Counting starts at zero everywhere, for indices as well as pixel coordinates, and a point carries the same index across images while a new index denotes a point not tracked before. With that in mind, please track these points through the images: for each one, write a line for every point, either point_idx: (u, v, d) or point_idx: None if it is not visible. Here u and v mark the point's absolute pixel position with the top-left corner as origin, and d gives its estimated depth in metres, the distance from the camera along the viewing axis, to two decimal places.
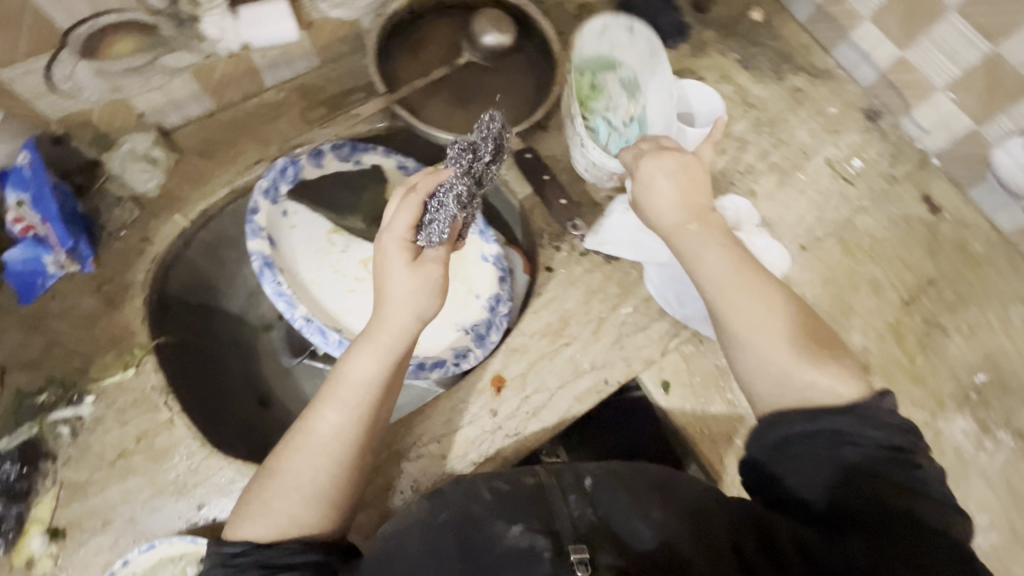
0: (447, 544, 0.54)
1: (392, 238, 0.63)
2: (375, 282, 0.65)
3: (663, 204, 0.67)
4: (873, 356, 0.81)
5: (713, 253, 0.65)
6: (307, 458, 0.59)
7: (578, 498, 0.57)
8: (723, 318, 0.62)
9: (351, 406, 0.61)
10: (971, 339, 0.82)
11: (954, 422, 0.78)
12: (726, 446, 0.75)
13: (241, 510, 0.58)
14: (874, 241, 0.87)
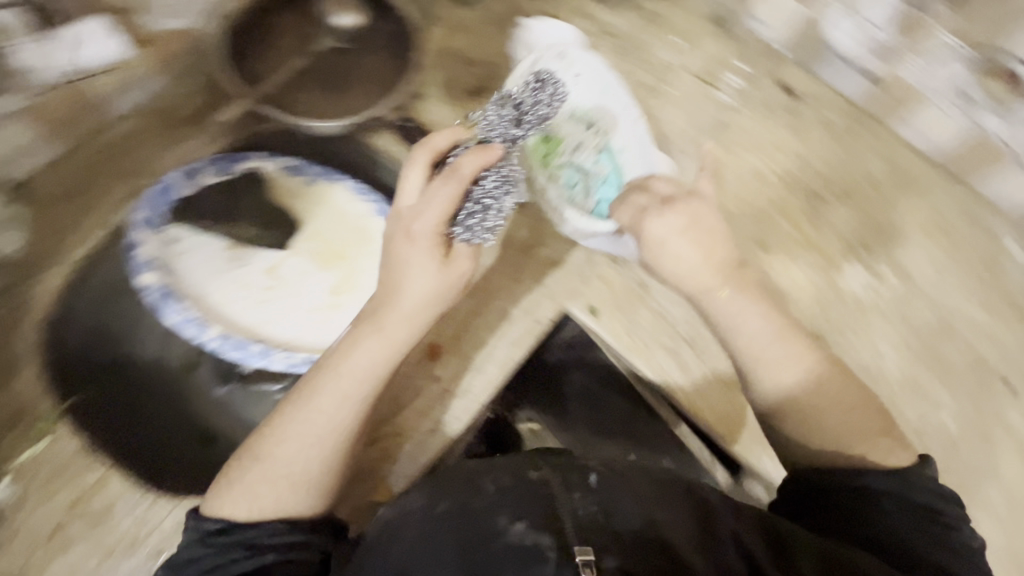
0: (442, 538, 0.52)
1: (417, 229, 0.62)
2: (389, 265, 0.64)
3: (689, 265, 0.68)
4: (767, 236, 0.89)
5: (753, 324, 0.67)
6: (301, 445, 0.60)
7: (591, 496, 0.53)
8: (774, 380, 0.66)
9: (355, 399, 0.61)
10: (844, 198, 0.91)
11: (846, 274, 0.87)
12: (656, 348, 0.81)
13: (223, 493, 0.59)
14: (745, 135, 0.94)
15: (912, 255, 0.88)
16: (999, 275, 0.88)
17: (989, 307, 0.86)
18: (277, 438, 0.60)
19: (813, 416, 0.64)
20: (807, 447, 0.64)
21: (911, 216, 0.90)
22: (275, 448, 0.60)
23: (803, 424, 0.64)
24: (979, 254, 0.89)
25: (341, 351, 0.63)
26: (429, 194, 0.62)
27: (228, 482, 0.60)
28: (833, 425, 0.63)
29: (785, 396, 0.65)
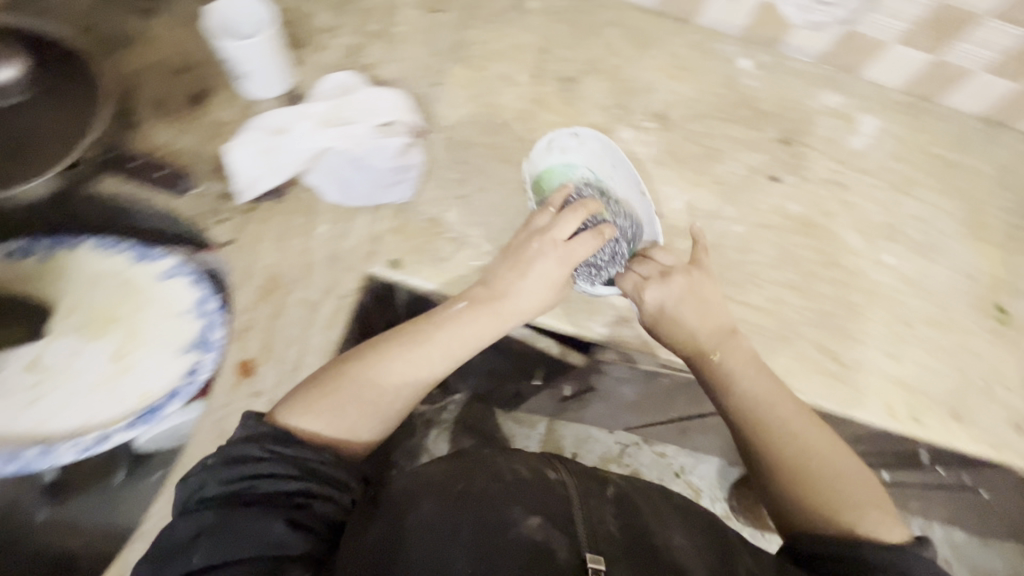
0: (466, 516, 0.63)
1: (542, 256, 0.73)
2: (508, 258, 0.75)
3: (684, 330, 0.78)
4: (537, 131, 0.90)
5: (757, 382, 0.76)
6: (397, 383, 0.70)
7: (608, 503, 0.70)
8: (779, 441, 0.73)
9: (454, 356, 0.73)
10: (592, 74, 0.96)
11: (616, 137, 0.92)
12: (469, 272, 0.78)
13: (306, 404, 0.67)
14: (485, 47, 0.95)
15: (662, 103, 0.96)
16: (736, 90, 1.00)
17: (737, 119, 0.97)
18: (377, 368, 0.70)
19: (801, 465, 0.72)
20: (791, 499, 0.72)
21: (652, 68, 0.99)
22: (370, 378, 0.70)
23: (799, 487, 0.71)
24: (717, 80, 1.00)
25: (450, 324, 0.73)
26: (558, 246, 0.74)
27: (315, 396, 0.68)
28: (826, 487, 0.71)
29: (791, 453, 0.73)
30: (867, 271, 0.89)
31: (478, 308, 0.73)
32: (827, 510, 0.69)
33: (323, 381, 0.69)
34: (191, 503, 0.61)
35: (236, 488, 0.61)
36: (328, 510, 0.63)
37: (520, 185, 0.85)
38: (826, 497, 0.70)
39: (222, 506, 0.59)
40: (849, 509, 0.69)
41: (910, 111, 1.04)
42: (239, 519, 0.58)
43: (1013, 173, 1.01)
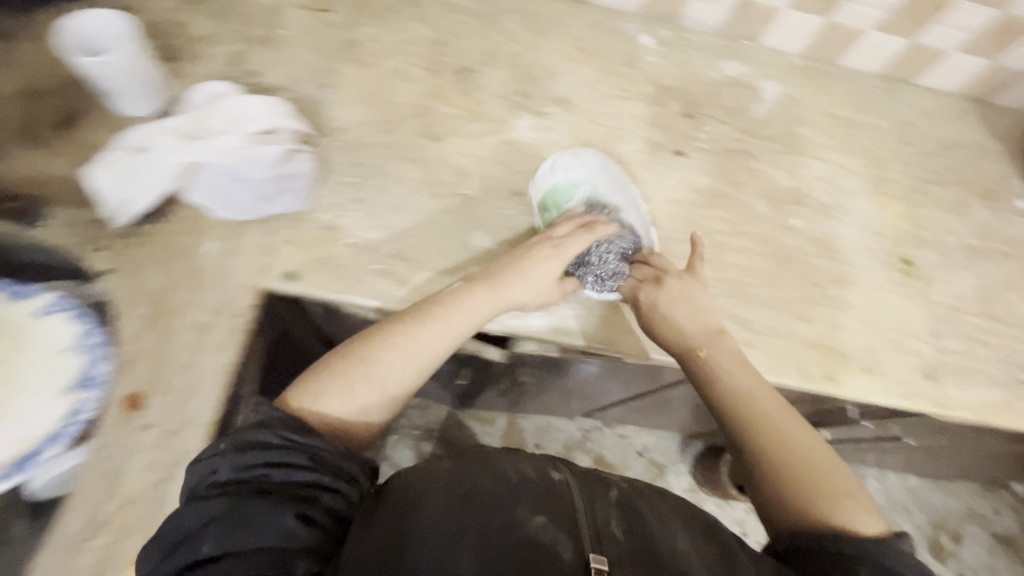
0: (468, 514, 0.57)
1: (540, 243, 0.78)
2: (508, 256, 0.78)
3: (681, 319, 0.77)
4: (435, 126, 0.88)
5: (744, 378, 0.73)
6: (406, 361, 0.69)
7: (615, 506, 0.63)
8: (768, 438, 0.69)
9: (461, 333, 0.73)
10: (490, 62, 0.94)
11: (517, 125, 0.90)
12: (370, 277, 0.76)
13: (309, 387, 0.67)
14: (376, 43, 0.92)
15: (564, 86, 0.95)
16: (638, 68, 0.99)
17: (640, 96, 0.97)
18: (376, 350, 0.69)
19: (793, 454, 0.67)
20: (773, 494, 0.65)
21: (553, 52, 0.98)
22: (371, 360, 0.69)
23: (792, 475, 0.66)
24: (618, 58, 0.99)
25: (448, 306, 0.73)
26: (560, 238, 0.79)
27: (320, 380, 0.68)
28: (811, 482, 0.65)
29: (775, 441, 0.68)
30: (775, 236, 0.90)
31: (476, 286, 0.75)
32: (812, 501, 0.63)
33: (336, 367, 0.68)
34: (197, 489, 0.57)
35: (245, 477, 0.57)
36: (335, 505, 0.59)
37: (419, 183, 0.83)
38: (810, 482, 0.65)
39: (231, 493, 0.55)
40: (830, 500, 0.63)
41: (811, 75, 1.05)
42: (246, 505, 0.54)
43: (910, 128, 1.05)
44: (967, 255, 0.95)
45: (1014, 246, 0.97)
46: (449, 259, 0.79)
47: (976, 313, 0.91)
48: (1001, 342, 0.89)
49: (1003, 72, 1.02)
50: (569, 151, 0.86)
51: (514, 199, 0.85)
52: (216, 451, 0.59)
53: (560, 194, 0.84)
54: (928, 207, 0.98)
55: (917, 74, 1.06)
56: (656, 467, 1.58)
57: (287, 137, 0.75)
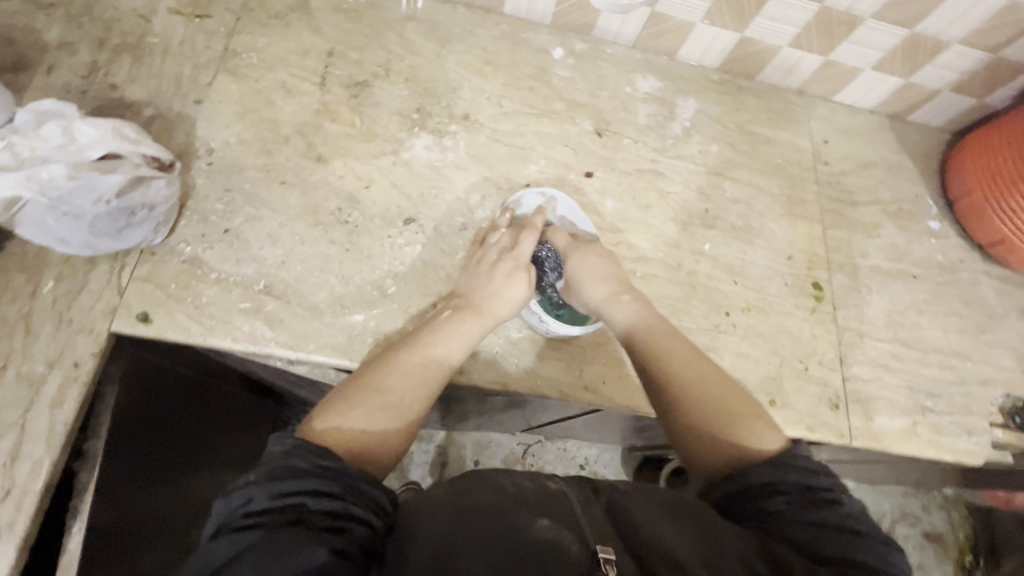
0: (476, 523, 0.52)
1: (504, 258, 0.75)
2: (472, 272, 0.75)
3: (582, 270, 0.78)
4: (321, 146, 0.81)
5: (643, 322, 0.74)
6: (411, 381, 0.65)
7: (604, 511, 0.55)
8: (681, 377, 0.69)
9: (457, 352, 0.69)
10: (386, 75, 0.88)
11: (414, 144, 0.84)
12: (235, 317, 0.69)
13: (339, 414, 0.60)
14: (260, 52, 0.85)
15: (468, 102, 0.89)
16: (548, 83, 0.94)
17: (549, 113, 0.92)
18: (393, 373, 0.65)
19: (690, 396, 0.68)
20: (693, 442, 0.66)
21: (457, 64, 0.92)
22: (390, 381, 0.64)
23: (684, 410, 0.67)
24: (528, 72, 0.94)
25: (442, 327, 0.69)
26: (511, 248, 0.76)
27: (346, 406, 0.61)
28: (716, 407, 0.66)
29: (680, 373, 0.69)
30: (684, 262, 0.87)
31: (465, 313, 0.71)
32: (728, 437, 0.64)
33: (345, 393, 0.62)
34: (229, 521, 0.50)
35: (283, 505, 0.51)
36: (361, 537, 0.51)
37: (299, 210, 0.76)
38: (710, 428, 0.65)
39: (270, 523, 0.49)
40: (739, 430, 0.64)
41: (729, 91, 1.02)
42: (283, 536, 0.48)
43: (827, 146, 1.03)
44: (877, 278, 0.94)
45: (924, 267, 0.97)
46: (329, 294, 0.73)
47: (883, 337, 0.90)
48: (907, 367, 0.89)
49: (918, 91, 1.01)
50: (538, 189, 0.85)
51: (406, 225, 0.79)
52: (246, 480, 0.53)
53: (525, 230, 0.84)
54: (841, 228, 0.97)
55: (834, 91, 1.05)
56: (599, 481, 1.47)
57: (136, 161, 0.66)
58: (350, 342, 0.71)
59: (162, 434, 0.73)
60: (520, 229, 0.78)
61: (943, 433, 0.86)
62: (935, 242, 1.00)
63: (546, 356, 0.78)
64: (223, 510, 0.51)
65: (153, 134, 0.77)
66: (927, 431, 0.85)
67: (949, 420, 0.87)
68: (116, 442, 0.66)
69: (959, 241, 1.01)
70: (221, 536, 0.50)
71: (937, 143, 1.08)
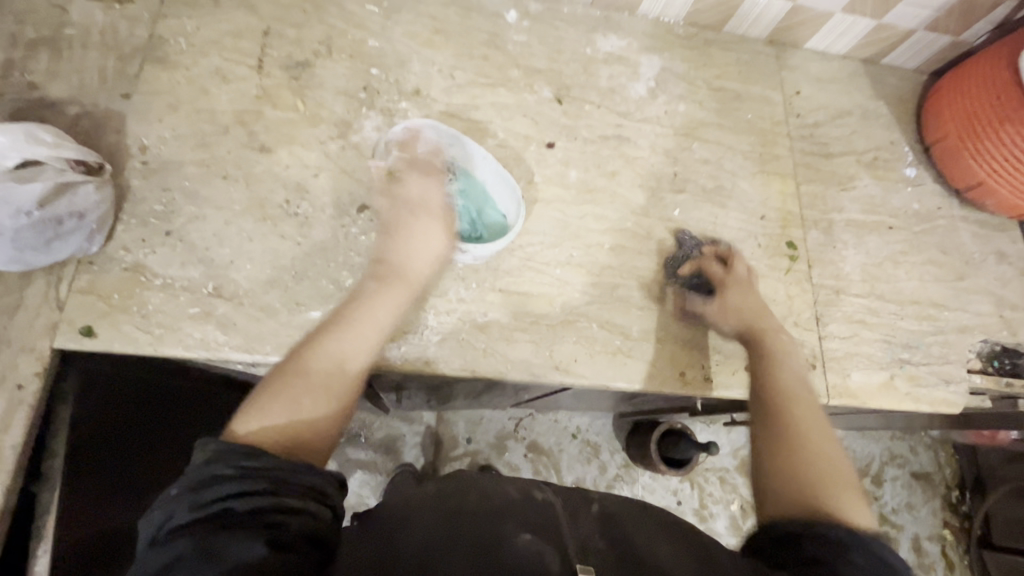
0: (461, 533, 0.52)
1: (418, 213, 0.71)
2: (392, 235, 0.70)
3: (759, 308, 0.76)
4: (263, 134, 0.76)
5: (789, 371, 0.71)
6: (343, 361, 0.61)
7: (594, 520, 0.57)
8: (808, 432, 0.64)
9: (385, 320, 0.66)
10: (329, 52, 0.83)
11: (363, 126, 0.80)
12: (185, 323, 0.66)
13: (267, 402, 0.57)
14: (190, 37, 0.79)
15: (418, 76, 0.84)
16: (503, 49, 0.89)
17: (505, 82, 0.87)
18: (318, 352, 0.61)
19: (812, 447, 0.62)
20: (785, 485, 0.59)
21: (404, 36, 0.86)
22: (316, 362, 0.60)
23: (802, 458, 0.61)
24: (481, 38, 0.89)
25: (369, 304, 0.66)
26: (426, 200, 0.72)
27: (273, 394, 0.57)
28: (822, 462, 0.61)
29: (810, 429, 0.64)
30: (654, 230, 0.84)
31: (390, 281, 0.68)
32: (826, 493, 0.58)
33: (270, 381, 0.58)
34: (156, 539, 0.48)
35: (207, 512, 0.48)
36: (302, 526, 0.49)
37: (245, 205, 0.72)
38: (813, 480, 0.59)
39: (194, 532, 0.47)
40: (838, 493, 0.58)
41: (696, 45, 0.97)
42: (209, 542, 0.46)
43: (800, 97, 0.99)
44: (852, 232, 0.92)
45: (901, 217, 0.95)
46: (282, 291, 0.70)
47: (860, 293, 0.88)
48: (885, 321, 0.88)
49: (892, 32, 0.97)
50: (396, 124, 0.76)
51: (360, 213, 0.75)
52: (167, 495, 0.50)
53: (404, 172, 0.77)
54: (815, 183, 0.94)
55: (805, 38, 1.01)
56: (592, 450, 1.47)
57: (59, 167, 0.62)
58: None
59: (117, 442, 0.68)
60: (422, 172, 0.74)
61: (921, 384, 0.85)
62: (912, 190, 0.97)
63: (515, 338, 0.75)
64: (149, 530, 0.49)
65: (80, 134, 0.72)
66: (905, 383, 0.85)
67: (927, 370, 0.86)
68: (78, 461, 0.65)
69: (936, 187, 0.98)
70: (149, 554, 0.47)
71: (913, 86, 1.04)
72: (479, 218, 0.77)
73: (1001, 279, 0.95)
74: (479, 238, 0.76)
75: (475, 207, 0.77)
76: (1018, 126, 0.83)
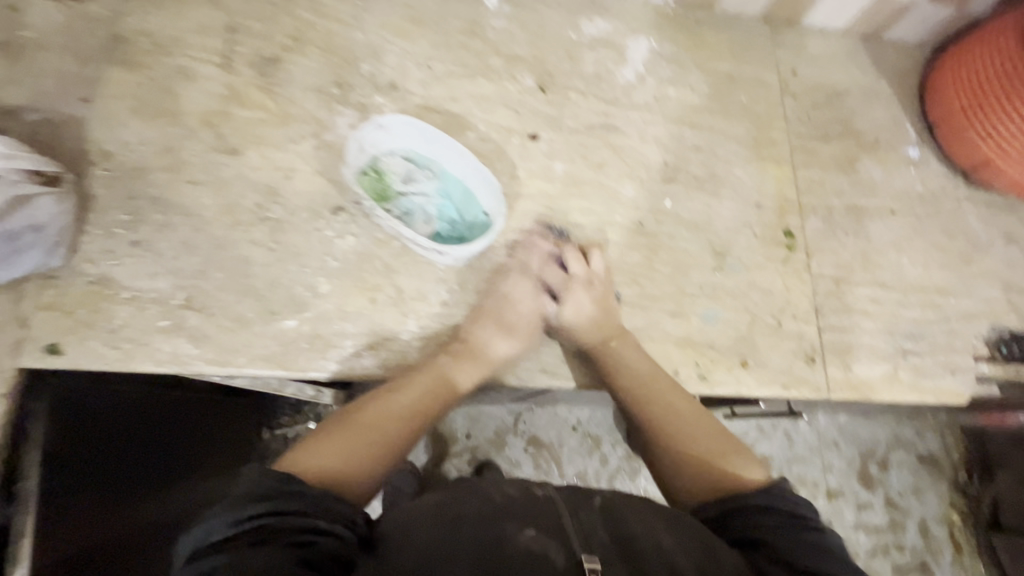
0: (462, 534, 0.49)
1: (508, 309, 0.71)
2: (481, 302, 0.72)
3: (584, 320, 0.71)
4: (232, 136, 0.73)
5: (636, 361, 0.71)
6: (402, 422, 0.62)
7: (598, 513, 0.53)
8: (670, 412, 0.67)
9: (448, 391, 0.66)
10: (299, 47, 0.79)
11: (337, 123, 0.76)
12: (154, 337, 0.64)
13: (326, 444, 0.57)
14: (153, 35, 0.75)
15: (394, 69, 0.81)
16: (483, 37, 0.85)
17: (486, 72, 0.83)
18: (382, 409, 0.62)
19: (678, 426, 0.66)
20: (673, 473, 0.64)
21: (378, 27, 0.82)
22: (380, 418, 0.61)
23: (674, 444, 0.65)
24: (460, 26, 0.85)
25: (436, 373, 0.66)
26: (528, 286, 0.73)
27: (333, 438, 0.58)
28: (689, 437, 0.65)
29: (672, 408, 0.68)
30: (644, 222, 0.81)
31: (464, 354, 0.68)
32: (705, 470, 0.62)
33: (333, 426, 0.59)
34: (194, 552, 0.47)
35: (243, 529, 0.47)
36: (332, 549, 0.48)
37: (214, 211, 0.69)
38: (694, 456, 0.64)
39: (234, 547, 0.46)
40: (716, 459, 0.63)
41: (686, 26, 0.93)
42: (242, 558, 0.45)
43: (796, 77, 0.95)
44: (852, 217, 0.88)
45: (904, 201, 0.91)
46: (255, 300, 0.67)
47: (861, 281, 0.85)
48: (887, 311, 0.84)
49: (893, 5, 0.92)
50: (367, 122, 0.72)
51: (335, 215, 0.72)
52: (211, 511, 0.49)
53: (378, 173, 0.73)
54: (813, 167, 0.90)
55: (801, 14, 0.96)
56: (593, 442, 1.36)
57: (13, 178, 0.59)
58: (285, 350, 0.66)
59: (105, 452, 0.63)
60: (530, 275, 0.74)
61: (925, 375, 0.82)
62: (915, 171, 0.93)
63: None
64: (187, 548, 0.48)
65: (39, 142, 0.69)
66: (908, 374, 0.82)
67: (931, 360, 0.83)
68: None
69: (941, 167, 0.94)
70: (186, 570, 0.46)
71: (916, 62, 1.00)
72: (459, 218, 0.74)
73: (1009, 262, 0.91)
74: (461, 239, 0.74)
75: (457, 206, 0.74)
76: None
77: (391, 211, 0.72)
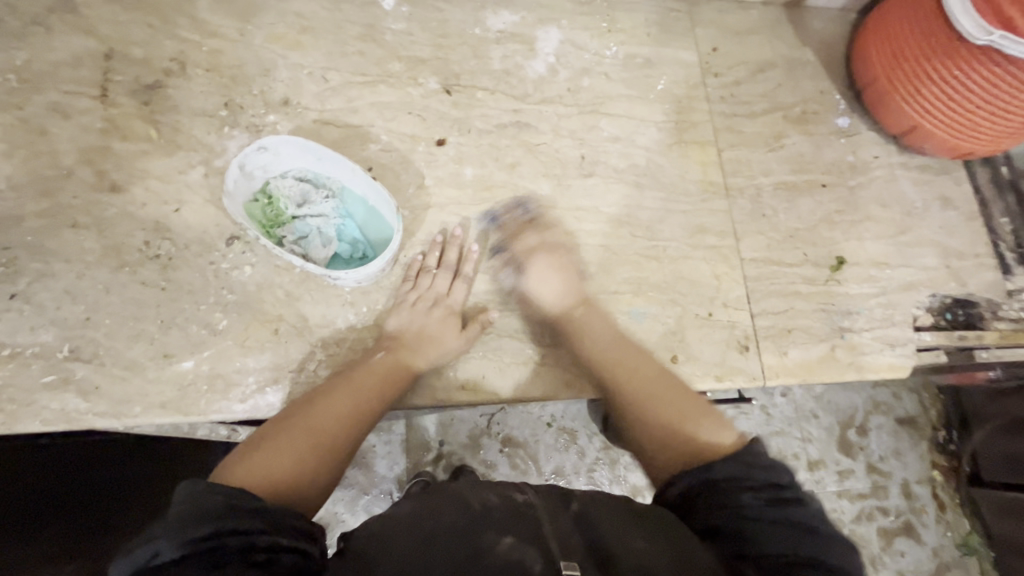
0: (435, 551, 0.42)
1: (436, 305, 0.69)
2: (407, 317, 0.68)
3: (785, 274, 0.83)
4: (113, 171, 0.69)
5: (598, 322, 0.70)
6: (348, 426, 0.58)
7: (573, 521, 0.46)
8: (631, 385, 0.64)
9: (392, 387, 0.63)
10: (183, 69, 0.75)
11: (228, 148, 0.73)
12: (42, 395, 0.61)
13: (266, 455, 0.52)
14: (22, 70, 0.71)
15: (286, 84, 0.77)
16: (381, 41, 0.81)
17: (386, 77, 0.79)
18: (325, 413, 0.58)
19: (643, 398, 0.62)
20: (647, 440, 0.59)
21: (267, 40, 0.78)
22: (323, 423, 0.57)
23: (643, 412, 0.61)
24: (355, 31, 0.80)
25: (373, 375, 0.63)
26: (444, 296, 0.70)
27: (273, 448, 0.53)
28: (648, 411, 0.61)
29: (635, 380, 0.64)
30: (563, 221, 0.78)
31: (402, 353, 0.65)
32: (674, 437, 0.57)
33: (271, 436, 0.54)
34: None
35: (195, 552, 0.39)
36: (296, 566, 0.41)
37: (99, 253, 0.66)
38: (663, 432, 0.59)
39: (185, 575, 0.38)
40: (682, 424, 0.58)
41: (598, 11, 0.89)
42: None
43: (718, 53, 0.91)
44: (781, 194, 0.86)
45: (834, 173, 0.88)
46: (148, 344, 0.64)
47: (792, 260, 0.82)
48: (821, 289, 0.82)
49: None
50: (249, 147, 0.67)
51: (230, 245, 0.68)
52: (152, 530, 0.41)
53: (268, 201, 0.70)
54: (738, 147, 0.87)
55: None
56: (569, 437, 1.17)
57: None
58: (182, 394, 0.63)
59: None
60: (451, 273, 0.72)
61: (864, 352, 0.80)
62: (845, 142, 0.90)
63: None
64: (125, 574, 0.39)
65: None
66: (846, 353, 0.80)
67: (870, 336, 0.81)
68: None
69: (872, 136, 0.91)
70: None
71: (842, 28, 0.96)
72: (362, 235, 0.72)
73: (947, 226, 0.89)
74: (363, 257, 0.72)
75: (357, 224, 0.72)
76: (948, 60, 0.76)
77: (286, 236, 0.69)
